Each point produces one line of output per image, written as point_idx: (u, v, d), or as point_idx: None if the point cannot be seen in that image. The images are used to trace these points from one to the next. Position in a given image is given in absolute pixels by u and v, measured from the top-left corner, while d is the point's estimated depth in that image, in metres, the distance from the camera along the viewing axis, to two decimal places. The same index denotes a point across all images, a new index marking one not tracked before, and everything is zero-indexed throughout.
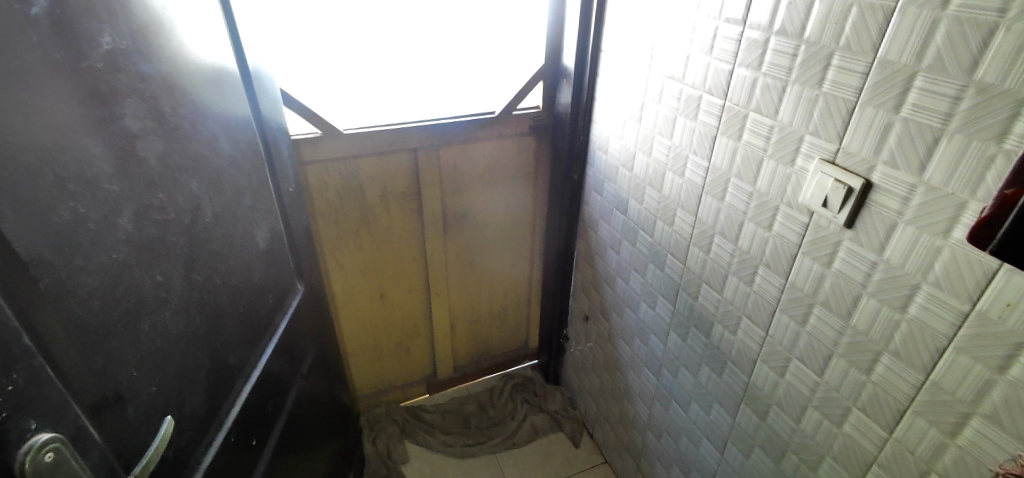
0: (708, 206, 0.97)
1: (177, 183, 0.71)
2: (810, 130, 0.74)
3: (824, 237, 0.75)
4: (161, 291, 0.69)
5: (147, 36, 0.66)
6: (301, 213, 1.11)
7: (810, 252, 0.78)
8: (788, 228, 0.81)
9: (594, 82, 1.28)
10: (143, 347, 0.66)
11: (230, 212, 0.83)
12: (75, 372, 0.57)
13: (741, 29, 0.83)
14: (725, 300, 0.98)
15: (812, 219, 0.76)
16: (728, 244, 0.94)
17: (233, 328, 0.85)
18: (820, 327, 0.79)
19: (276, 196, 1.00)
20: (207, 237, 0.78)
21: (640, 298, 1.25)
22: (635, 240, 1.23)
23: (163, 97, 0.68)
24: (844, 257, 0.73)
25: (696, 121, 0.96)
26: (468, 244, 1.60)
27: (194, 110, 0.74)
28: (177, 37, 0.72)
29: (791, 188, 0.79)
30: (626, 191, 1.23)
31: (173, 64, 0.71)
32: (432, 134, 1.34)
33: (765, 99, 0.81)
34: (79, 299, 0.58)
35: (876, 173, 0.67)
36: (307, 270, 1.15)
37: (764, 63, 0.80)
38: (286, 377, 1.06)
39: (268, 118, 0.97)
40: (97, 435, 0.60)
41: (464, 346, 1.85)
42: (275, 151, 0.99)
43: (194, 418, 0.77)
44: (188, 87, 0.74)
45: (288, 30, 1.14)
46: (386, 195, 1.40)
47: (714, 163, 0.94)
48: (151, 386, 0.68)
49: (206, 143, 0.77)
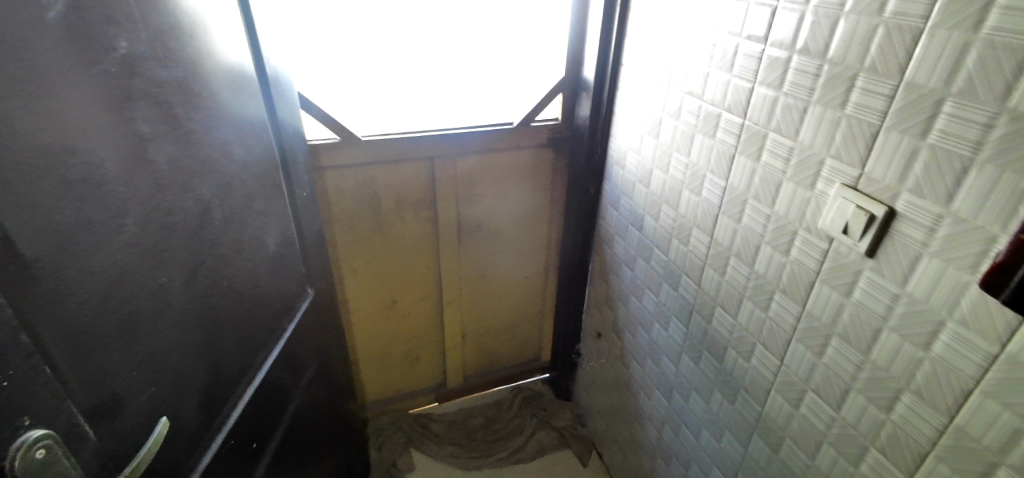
0: (724, 226, 0.95)
1: (187, 188, 0.72)
2: (831, 157, 0.72)
3: (844, 265, 0.72)
4: (160, 300, 0.69)
5: (166, 41, 0.67)
6: (314, 219, 1.11)
7: (828, 280, 0.75)
8: (806, 255, 0.78)
9: (613, 96, 1.27)
10: (140, 355, 0.67)
11: (240, 216, 0.84)
12: (71, 375, 0.58)
13: (762, 47, 0.80)
14: (739, 325, 0.94)
15: (832, 245, 0.73)
16: (745, 267, 0.91)
17: (232, 338, 0.85)
18: (838, 360, 0.75)
19: (289, 201, 1.01)
20: (214, 240, 0.78)
21: (654, 318, 1.22)
22: (649, 258, 1.21)
23: (177, 101, 0.69)
24: (864, 287, 0.69)
25: (715, 139, 0.94)
26: (482, 254, 1.59)
27: (208, 115, 0.75)
28: (194, 43, 0.72)
29: (810, 212, 0.76)
30: (642, 207, 1.21)
31: (192, 71, 0.72)
32: (449, 144, 1.34)
33: (785, 119, 0.78)
34: (76, 309, 0.58)
35: (900, 201, 0.63)
36: (319, 276, 1.16)
37: (785, 82, 0.77)
38: (286, 387, 1.06)
39: (285, 124, 0.98)
40: (91, 439, 0.60)
41: (476, 356, 1.83)
42: (291, 158, 1.00)
43: (184, 428, 0.76)
44: (205, 93, 0.75)
45: (311, 36, 1.15)
46: (401, 203, 1.40)
47: (731, 183, 0.92)
48: (146, 393, 0.68)
49: (220, 148, 0.78)
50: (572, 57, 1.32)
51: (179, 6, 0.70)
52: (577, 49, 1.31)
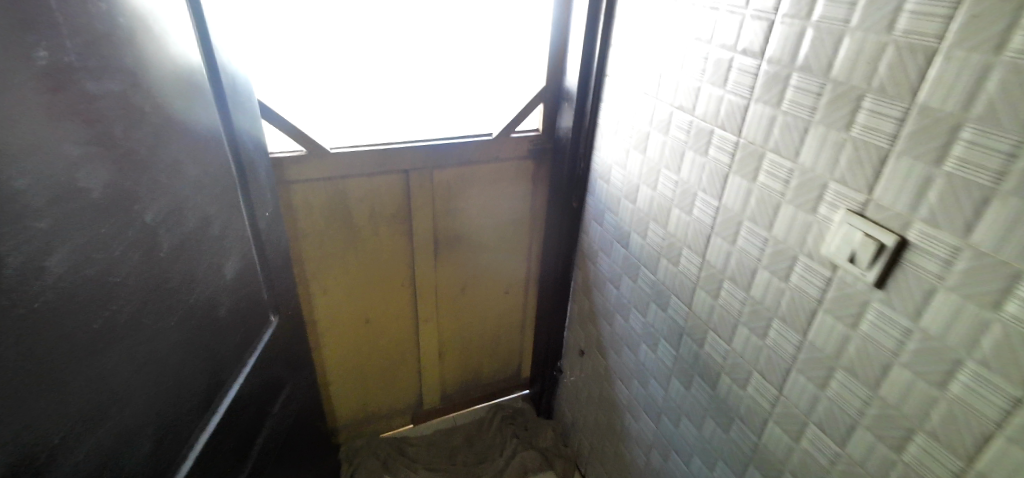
0: (717, 248, 0.90)
1: (130, 215, 0.64)
2: (835, 182, 0.68)
3: (849, 294, 0.68)
4: (163, 301, 0.70)
5: (102, 48, 0.59)
6: (278, 240, 1.03)
7: (831, 309, 0.71)
8: (808, 282, 0.74)
9: (597, 107, 1.22)
10: (141, 355, 0.67)
11: (193, 245, 0.75)
12: (65, 373, 0.57)
13: (758, 63, 0.77)
14: (734, 351, 0.90)
15: (836, 274, 0.69)
16: (740, 291, 0.87)
17: (228, 341, 0.86)
18: (843, 394, 0.71)
19: (250, 224, 0.92)
20: (165, 272, 0.70)
21: (641, 339, 1.18)
22: (636, 277, 1.16)
23: (114, 120, 0.60)
24: (872, 319, 0.66)
25: (706, 157, 0.90)
26: (460, 269, 1.52)
27: (151, 133, 0.66)
28: (135, 50, 0.64)
29: (812, 238, 0.72)
30: (628, 223, 1.16)
31: (132, 83, 0.63)
32: (425, 156, 1.26)
33: (785, 139, 0.75)
34: (87, 304, 0.59)
35: (913, 230, 0.60)
36: (285, 302, 1.07)
37: (784, 100, 0.74)
38: (264, 404, 1.01)
39: (244, 137, 0.89)
40: (88, 439, 0.61)
41: (453, 374, 1.76)
42: (251, 175, 0.91)
43: (177, 425, 0.75)
44: (148, 106, 0.66)
45: (274, 41, 1.07)
46: (375, 219, 1.32)
47: (725, 202, 0.88)
48: (147, 393, 0.69)
49: (167, 170, 0.69)
50: (554, 66, 1.26)
51: (116, 7, 0.60)
52: (559, 58, 1.26)
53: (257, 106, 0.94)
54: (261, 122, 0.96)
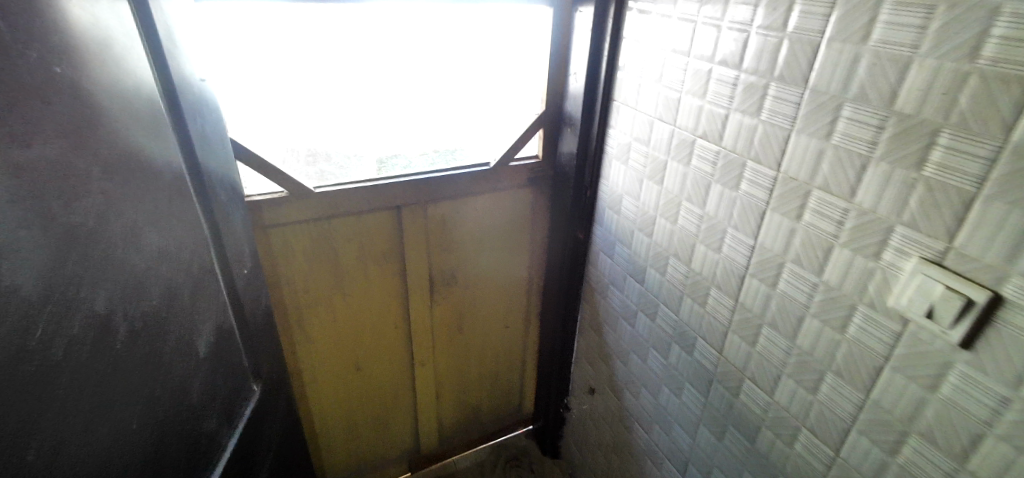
0: (753, 289, 0.83)
1: (77, 301, 0.52)
2: (903, 229, 0.60)
3: (924, 353, 0.60)
4: (164, 297, 0.64)
5: (32, 113, 0.47)
6: (258, 297, 0.91)
7: (902, 368, 0.63)
8: (869, 335, 0.66)
9: (603, 133, 1.14)
10: (144, 351, 0.61)
11: (162, 319, 0.64)
12: (73, 363, 0.52)
13: (801, 92, 0.69)
14: (777, 404, 0.82)
15: (907, 330, 0.61)
16: (782, 339, 0.79)
17: (229, 342, 0.81)
18: (918, 462, 0.63)
19: (226, 284, 0.80)
20: (137, 338, 0.60)
21: (662, 382, 1.09)
22: (654, 315, 1.08)
23: (53, 192, 0.49)
24: (956, 383, 0.58)
25: (737, 192, 0.82)
26: (457, 305, 1.42)
27: (102, 200, 0.55)
28: (82, 101, 0.52)
29: (875, 287, 0.64)
30: (643, 258, 1.08)
31: (79, 145, 0.52)
32: (420, 189, 1.16)
33: (835, 176, 0.67)
34: (92, 297, 0.54)
35: (1008, 285, 0.52)
36: (267, 365, 0.95)
37: (835, 132, 0.66)
38: (269, 425, 0.96)
39: (217, 186, 0.77)
40: (95, 439, 0.55)
41: (451, 416, 1.64)
42: (227, 228, 0.80)
43: (188, 426, 0.70)
44: (95, 168, 0.54)
45: (250, 72, 0.95)
46: (365, 259, 1.21)
47: (762, 241, 0.79)
48: (154, 391, 0.63)
49: (123, 242, 0.58)
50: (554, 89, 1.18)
51: (47, 55, 0.49)
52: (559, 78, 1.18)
53: (230, 151, 0.81)
54: (235, 167, 0.84)
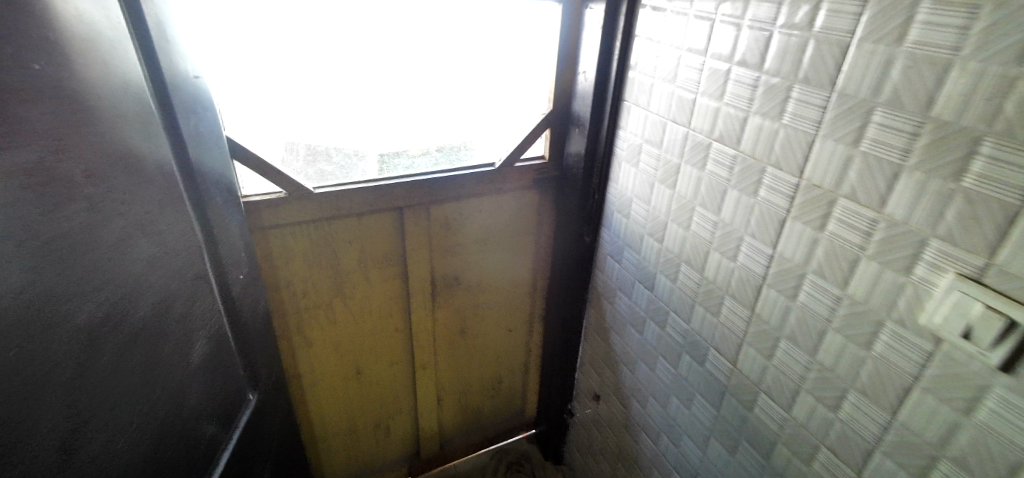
0: (716, 263, 0.88)
1: (97, 284, 0.58)
2: (887, 212, 0.61)
3: (862, 313, 0.65)
4: (185, 278, 0.74)
5: (93, 104, 0.57)
6: (257, 295, 0.96)
7: (841, 329, 0.68)
8: (818, 301, 0.71)
9: (612, 134, 1.15)
10: (170, 322, 0.70)
11: (177, 291, 0.71)
12: (104, 337, 0.59)
13: (758, 75, 0.74)
14: (749, 381, 0.86)
15: (846, 291, 0.67)
16: (743, 310, 0.84)
17: (235, 334, 0.89)
18: (898, 448, 0.64)
19: (219, 280, 0.83)
20: (163, 311, 0.69)
21: (672, 393, 1.07)
22: (664, 323, 1.05)
23: (111, 164, 0.60)
24: (887, 341, 0.63)
25: (703, 171, 0.87)
26: (460, 306, 1.46)
27: (132, 171, 0.63)
28: (128, 88, 0.62)
29: (822, 253, 0.69)
30: (654, 264, 1.05)
31: (126, 126, 0.62)
32: (421, 192, 1.22)
33: (786, 153, 0.71)
34: (122, 282, 0.62)
35: (931, 249, 0.57)
36: (262, 361, 0.99)
37: (786, 112, 0.71)
38: (269, 427, 1.02)
39: (210, 179, 0.81)
40: (130, 390, 0.63)
41: (451, 419, 1.67)
42: (218, 224, 0.82)
43: (203, 399, 0.78)
44: (137, 145, 0.64)
45: (260, 79, 1.01)
46: (364, 259, 1.27)
47: (723, 217, 0.85)
48: (176, 359, 0.72)
49: (164, 204, 0.69)
50: (561, 91, 1.23)
51: (100, 53, 0.58)
52: (565, 81, 1.22)
53: (220, 147, 0.85)
54: (230, 161, 0.89)
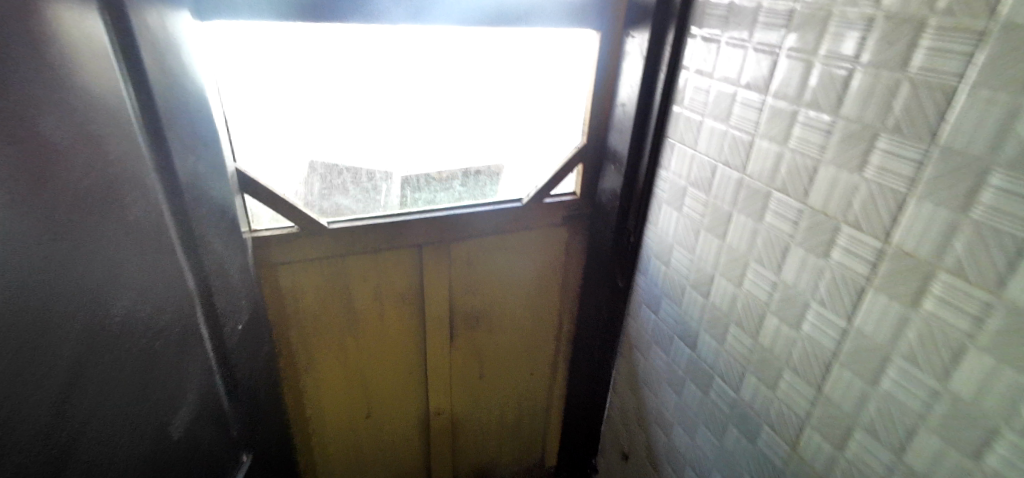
0: (775, 330, 0.77)
1: (109, 289, 0.53)
2: (1005, 297, 0.49)
3: (971, 414, 0.54)
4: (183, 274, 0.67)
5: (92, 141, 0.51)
6: (256, 346, 0.89)
7: (943, 431, 0.57)
8: (905, 391, 0.60)
9: (650, 173, 1.05)
10: (168, 321, 0.63)
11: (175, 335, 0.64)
12: (103, 331, 0.53)
13: (832, 119, 0.64)
14: (814, 472, 0.74)
15: (950, 387, 0.55)
16: (807, 386, 0.73)
17: (238, 334, 0.83)
18: None
19: (217, 333, 0.76)
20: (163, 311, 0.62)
21: (713, 466, 0.96)
22: (707, 388, 0.94)
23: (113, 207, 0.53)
24: (1006, 454, 0.51)
25: (760, 222, 0.77)
26: (479, 347, 1.37)
27: (136, 217, 0.57)
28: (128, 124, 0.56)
29: (916, 336, 0.58)
30: (696, 320, 0.95)
31: (128, 167, 0.56)
32: (442, 228, 1.13)
33: (867, 213, 0.61)
34: (124, 271, 0.56)
35: None
36: (260, 416, 0.91)
37: (869, 164, 0.60)
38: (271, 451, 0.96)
39: (211, 217, 0.74)
40: (126, 397, 0.57)
41: (467, 464, 1.57)
42: (217, 271, 0.76)
43: (203, 400, 0.72)
44: (135, 188, 0.57)
45: (279, 105, 0.96)
46: (380, 296, 1.19)
47: (783, 277, 0.74)
48: (175, 358, 0.65)
49: (164, 249, 0.62)
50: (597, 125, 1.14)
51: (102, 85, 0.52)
52: (602, 114, 1.12)
53: (224, 185, 0.78)
54: (234, 199, 0.81)
